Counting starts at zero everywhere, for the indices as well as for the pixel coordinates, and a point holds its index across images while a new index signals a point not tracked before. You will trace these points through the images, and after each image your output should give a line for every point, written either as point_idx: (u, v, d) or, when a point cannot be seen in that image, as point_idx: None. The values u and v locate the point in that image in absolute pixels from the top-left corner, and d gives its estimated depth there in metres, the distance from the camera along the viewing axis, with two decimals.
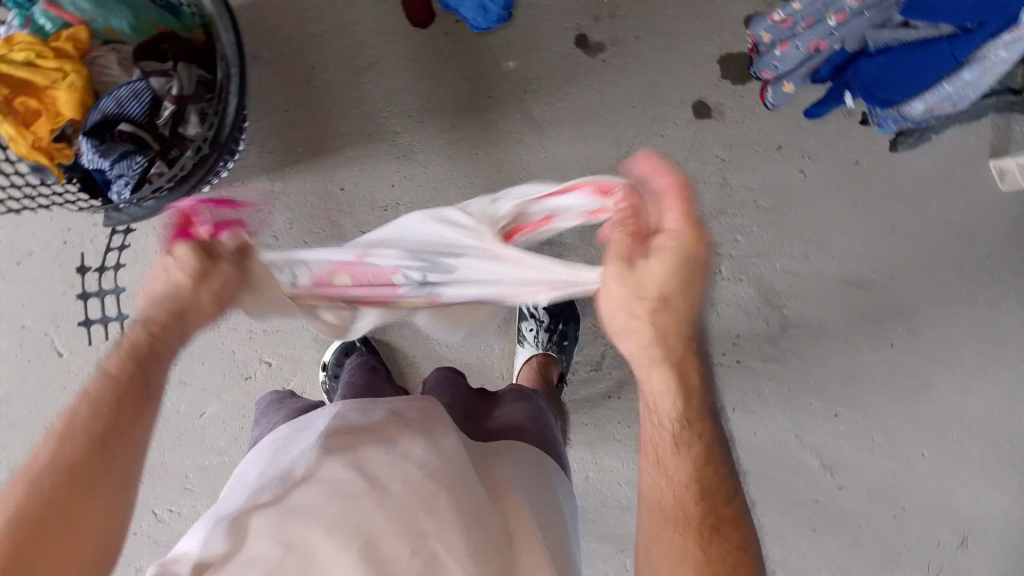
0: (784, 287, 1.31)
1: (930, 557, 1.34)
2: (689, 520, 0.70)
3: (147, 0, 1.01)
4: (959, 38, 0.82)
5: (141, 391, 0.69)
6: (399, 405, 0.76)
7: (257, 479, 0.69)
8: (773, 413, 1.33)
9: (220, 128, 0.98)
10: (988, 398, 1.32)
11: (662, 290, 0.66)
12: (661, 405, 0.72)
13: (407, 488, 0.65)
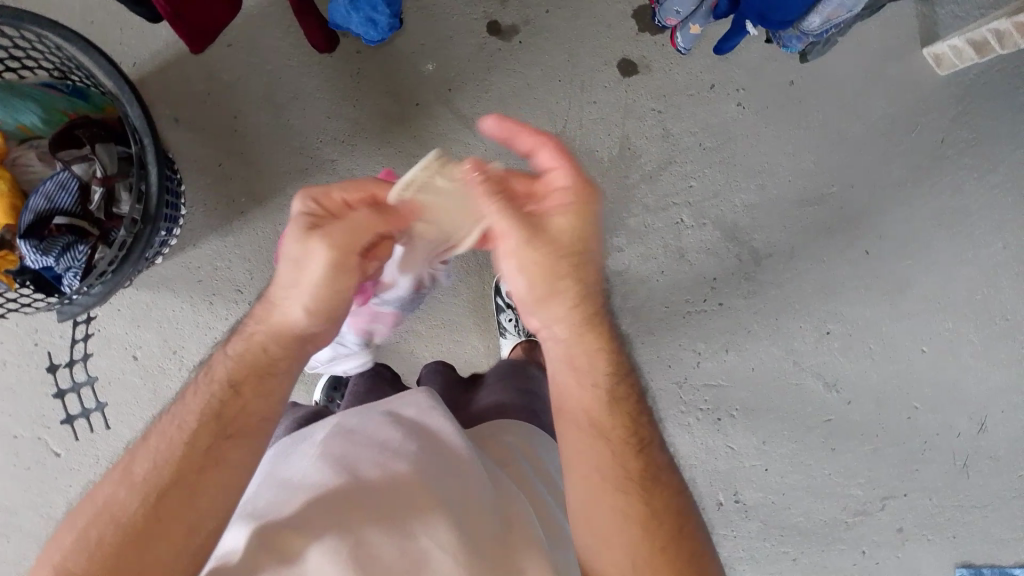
0: (748, 221, 1.31)
1: (952, 448, 1.36)
2: (634, 516, 0.68)
3: (51, 89, 1.00)
4: None
5: (215, 432, 0.67)
6: (398, 405, 0.79)
7: (262, 486, 0.71)
8: (766, 346, 1.33)
9: (148, 201, 0.96)
10: (970, 281, 1.35)
11: (575, 242, 0.69)
12: (591, 377, 0.73)
13: (399, 487, 0.67)
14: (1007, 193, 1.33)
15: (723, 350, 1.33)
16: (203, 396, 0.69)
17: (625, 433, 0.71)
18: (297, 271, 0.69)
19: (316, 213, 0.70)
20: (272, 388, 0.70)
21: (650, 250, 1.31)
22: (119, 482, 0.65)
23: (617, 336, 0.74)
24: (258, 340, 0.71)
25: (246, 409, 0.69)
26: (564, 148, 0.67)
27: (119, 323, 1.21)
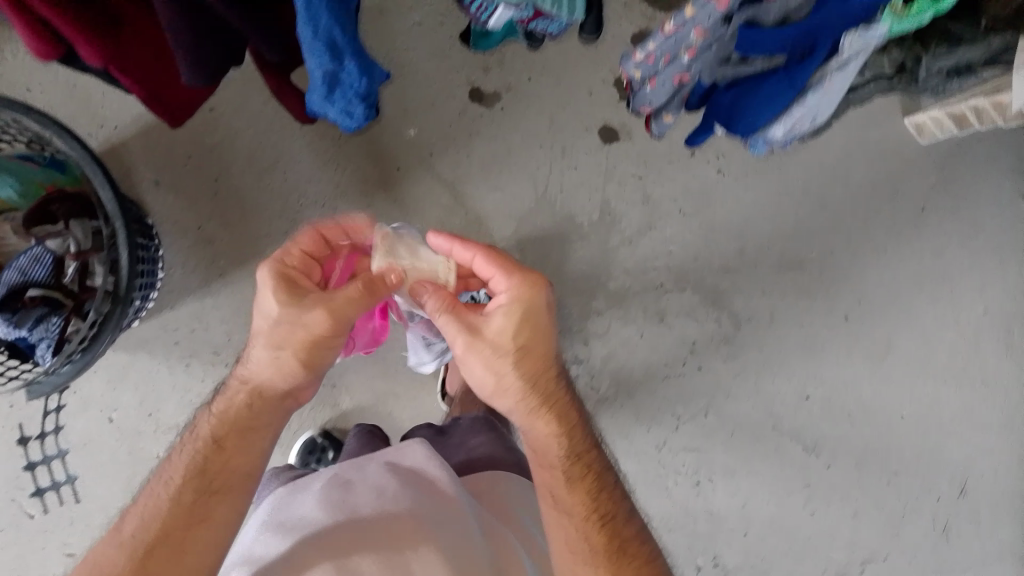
0: (728, 285, 1.32)
1: (934, 512, 1.34)
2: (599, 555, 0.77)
3: (30, 161, 1.00)
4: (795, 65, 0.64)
5: (199, 487, 0.75)
6: (392, 454, 0.86)
7: (265, 530, 0.79)
8: (746, 409, 1.32)
9: (119, 280, 0.94)
10: (950, 344, 1.35)
11: (517, 342, 0.79)
12: (547, 448, 0.81)
13: (393, 518, 0.75)
14: (985, 258, 1.35)
15: (702, 414, 1.32)
16: (196, 450, 0.77)
17: (590, 484, 0.81)
18: (296, 331, 0.78)
19: (301, 280, 0.82)
20: (235, 450, 0.78)
21: (629, 313, 1.31)
22: (159, 508, 0.75)
23: (556, 408, 0.82)
24: (240, 399, 0.80)
25: (225, 472, 0.77)
26: (493, 257, 0.82)
27: (96, 385, 1.21)
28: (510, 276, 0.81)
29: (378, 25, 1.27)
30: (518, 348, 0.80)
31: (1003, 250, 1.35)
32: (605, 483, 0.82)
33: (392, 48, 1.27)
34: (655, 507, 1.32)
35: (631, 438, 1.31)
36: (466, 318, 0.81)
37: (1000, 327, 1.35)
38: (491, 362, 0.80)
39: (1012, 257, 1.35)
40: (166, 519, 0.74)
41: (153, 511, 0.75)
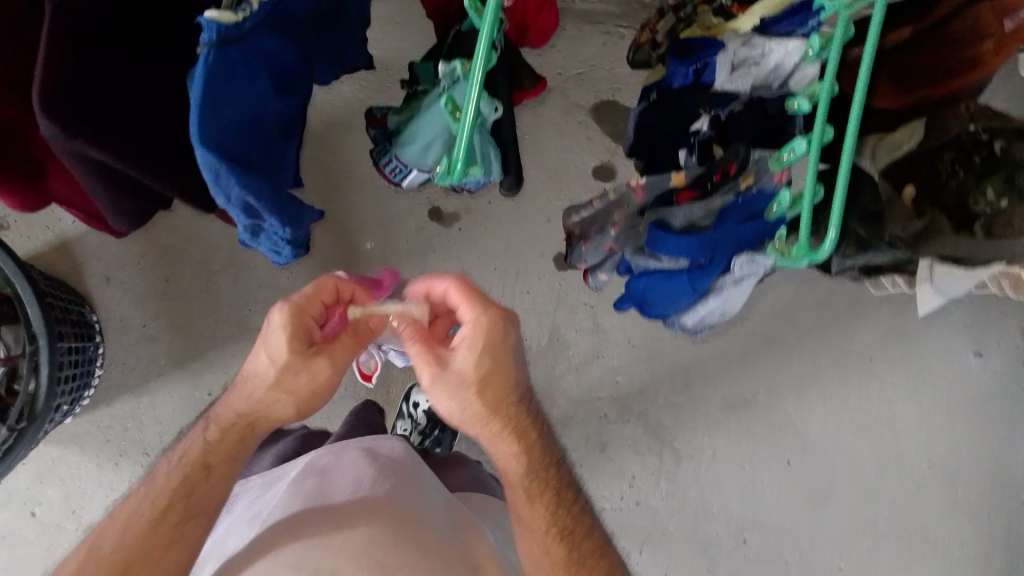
0: (671, 421, 1.32)
1: None
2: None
3: None
4: (696, 273, 0.74)
5: (182, 511, 0.69)
6: (370, 443, 0.84)
7: (253, 518, 0.75)
8: (681, 549, 1.30)
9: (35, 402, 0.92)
10: (892, 496, 1.33)
11: (477, 375, 0.73)
12: (509, 468, 0.76)
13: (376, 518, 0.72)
14: (929, 411, 1.35)
15: (638, 550, 1.29)
16: (181, 473, 0.71)
17: (547, 507, 0.75)
18: (292, 380, 0.72)
19: (306, 327, 0.72)
20: (220, 474, 0.72)
21: (570, 440, 1.29)
22: (133, 528, 0.68)
23: (523, 438, 0.76)
24: (238, 430, 0.74)
25: (203, 499, 0.71)
26: (463, 292, 0.75)
27: (20, 477, 1.19)
28: (476, 307, 0.74)
29: (344, 140, 1.31)
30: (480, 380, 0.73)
31: (947, 404, 1.36)
32: (566, 491, 0.78)
33: (355, 164, 1.31)
34: None
35: None
36: (426, 353, 0.74)
37: (944, 481, 1.34)
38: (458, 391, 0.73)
39: (957, 411, 1.36)
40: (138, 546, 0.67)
41: (130, 528, 0.68)
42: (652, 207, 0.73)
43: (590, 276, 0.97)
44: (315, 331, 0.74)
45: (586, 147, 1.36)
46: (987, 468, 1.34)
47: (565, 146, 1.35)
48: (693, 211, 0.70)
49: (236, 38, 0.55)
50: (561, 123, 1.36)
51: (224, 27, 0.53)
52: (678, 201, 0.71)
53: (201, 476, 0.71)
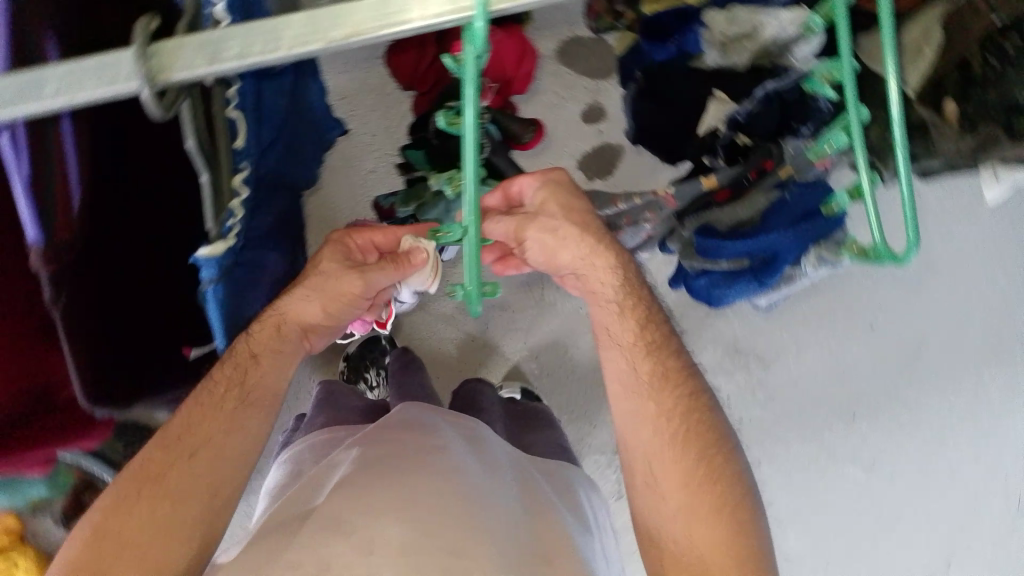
0: (744, 332, 1.30)
1: (1004, 490, 1.28)
2: (686, 479, 0.71)
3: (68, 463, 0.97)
4: (763, 273, 0.76)
5: (238, 398, 0.74)
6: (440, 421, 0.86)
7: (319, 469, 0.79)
8: (796, 447, 1.29)
9: None
10: (983, 320, 1.28)
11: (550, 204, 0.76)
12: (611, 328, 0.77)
13: (446, 474, 0.72)
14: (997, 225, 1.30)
15: (755, 465, 1.29)
16: (233, 362, 0.74)
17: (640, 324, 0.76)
18: (328, 284, 0.78)
19: (347, 249, 0.81)
20: (268, 364, 0.77)
21: None
22: (199, 422, 0.72)
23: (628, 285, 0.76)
24: (272, 321, 0.78)
25: (253, 390, 0.75)
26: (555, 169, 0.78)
27: None
28: (555, 170, 0.78)
29: (333, 183, 1.26)
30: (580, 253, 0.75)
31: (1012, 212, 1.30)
32: (671, 360, 0.76)
33: (353, 203, 1.26)
34: None
35: None
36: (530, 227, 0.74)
37: None
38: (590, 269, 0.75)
39: None
40: (200, 429, 0.72)
41: (196, 409, 0.72)
42: (693, 216, 0.77)
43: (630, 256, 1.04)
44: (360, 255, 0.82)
45: (568, 96, 1.29)
46: None
47: (546, 103, 1.29)
48: (736, 207, 0.75)
49: (230, 261, 0.60)
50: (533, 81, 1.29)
51: (219, 259, 0.58)
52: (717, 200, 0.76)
53: (241, 399, 0.74)
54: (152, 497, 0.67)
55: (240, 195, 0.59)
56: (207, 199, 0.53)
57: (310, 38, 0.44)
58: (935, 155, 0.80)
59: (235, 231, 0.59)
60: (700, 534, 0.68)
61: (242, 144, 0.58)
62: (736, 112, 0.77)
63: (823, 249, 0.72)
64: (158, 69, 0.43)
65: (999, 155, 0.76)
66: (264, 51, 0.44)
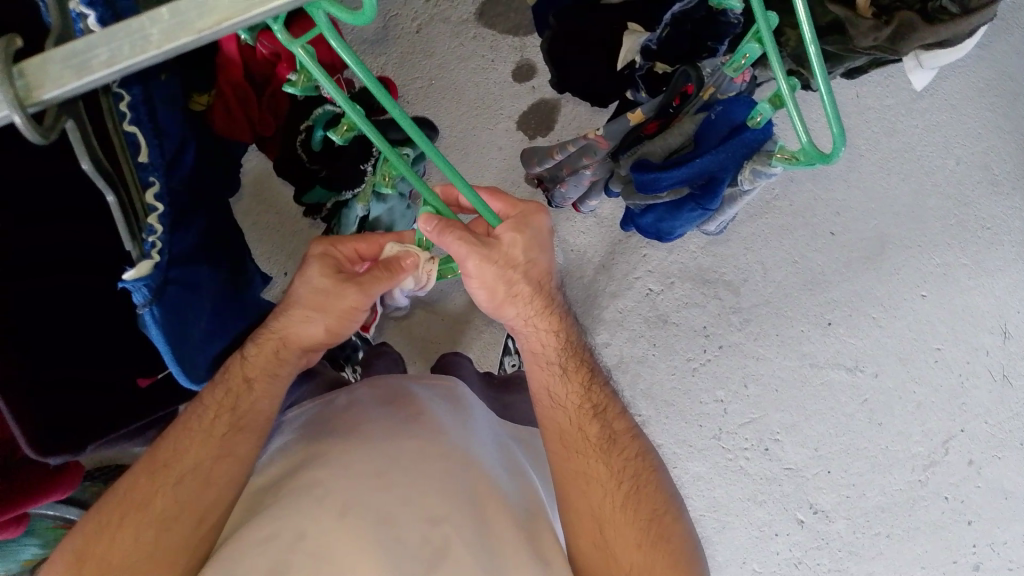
0: (711, 260, 1.30)
1: (987, 367, 1.30)
2: (616, 472, 0.75)
3: (50, 516, 0.95)
4: (700, 198, 0.73)
5: (230, 422, 0.74)
6: (423, 389, 0.86)
7: (292, 438, 0.80)
8: (779, 362, 1.30)
9: None
10: (939, 209, 1.30)
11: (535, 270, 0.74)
12: (548, 350, 0.79)
13: (436, 456, 0.74)
14: (935, 114, 1.31)
15: (743, 387, 1.30)
16: (224, 386, 0.75)
17: (553, 320, 0.78)
18: (322, 302, 0.76)
19: (336, 262, 0.77)
20: (262, 389, 0.76)
21: (634, 330, 1.30)
22: (185, 449, 0.72)
23: (563, 330, 0.80)
24: (271, 344, 0.78)
25: (248, 410, 0.75)
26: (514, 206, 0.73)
27: None
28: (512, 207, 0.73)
29: (273, 187, 1.24)
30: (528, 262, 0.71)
31: (949, 98, 1.31)
32: (597, 374, 0.81)
33: (299, 203, 1.24)
34: (738, 491, 1.30)
35: (687, 442, 1.30)
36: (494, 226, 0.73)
37: (978, 168, 1.30)
38: (506, 274, 0.71)
39: (961, 98, 1.31)
40: (186, 457, 0.72)
41: (184, 435, 0.73)
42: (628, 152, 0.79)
43: (580, 204, 1.06)
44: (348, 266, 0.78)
45: (495, 57, 1.27)
46: (1010, 134, 1.31)
47: (475, 68, 1.28)
48: (665, 137, 0.75)
49: (161, 280, 0.58)
50: (458, 49, 1.27)
51: (148, 279, 0.56)
52: (648, 131, 0.78)
53: (234, 417, 0.74)
54: (136, 524, 0.68)
55: (158, 210, 0.57)
56: (121, 221, 0.50)
57: (180, 30, 0.38)
58: (858, 48, 0.78)
59: (159, 247, 0.56)
60: (623, 517, 0.72)
61: (147, 157, 0.56)
62: (646, 40, 0.78)
63: (756, 162, 0.67)
64: (26, 90, 0.37)
65: (924, 33, 0.75)
66: (132, 53, 0.38)
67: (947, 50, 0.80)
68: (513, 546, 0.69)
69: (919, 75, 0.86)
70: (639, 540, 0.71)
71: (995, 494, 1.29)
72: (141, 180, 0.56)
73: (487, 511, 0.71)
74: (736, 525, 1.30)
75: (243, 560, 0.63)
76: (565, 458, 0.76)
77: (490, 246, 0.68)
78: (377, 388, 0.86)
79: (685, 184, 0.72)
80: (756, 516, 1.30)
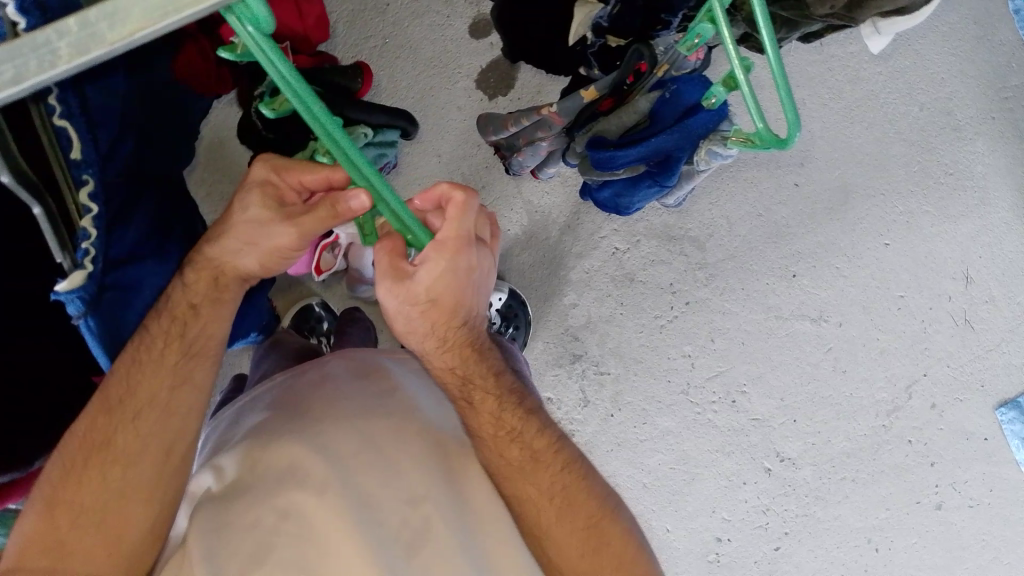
0: (676, 217, 1.29)
1: (950, 312, 1.31)
2: (546, 490, 0.72)
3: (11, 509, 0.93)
4: (657, 175, 0.76)
5: (182, 351, 0.71)
6: (398, 362, 0.84)
7: (268, 408, 0.78)
8: (746, 315, 1.31)
9: None
10: (903, 156, 1.30)
11: (432, 295, 0.65)
12: (449, 375, 0.73)
13: (414, 437, 0.72)
14: (899, 59, 1.30)
15: (710, 341, 1.31)
16: (169, 314, 0.71)
17: (453, 356, 0.72)
18: (254, 234, 0.68)
19: (278, 193, 0.68)
20: (211, 315, 0.72)
21: (601, 290, 1.29)
22: (141, 380, 0.69)
23: (473, 347, 0.73)
24: (211, 274, 0.72)
25: (200, 336, 0.72)
26: (456, 232, 0.62)
27: None
28: (461, 227, 0.62)
29: (224, 155, 1.20)
30: (429, 298, 0.65)
31: (913, 43, 1.30)
32: (510, 396, 0.75)
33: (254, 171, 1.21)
34: (707, 443, 1.32)
35: (656, 398, 1.31)
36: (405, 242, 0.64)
37: (941, 114, 1.30)
38: (407, 308, 0.65)
39: (926, 43, 1.30)
40: (143, 388, 0.69)
41: (135, 369, 0.69)
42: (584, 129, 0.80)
43: (538, 172, 1.05)
44: (294, 199, 0.68)
45: (450, 13, 1.24)
46: (973, 78, 1.30)
47: (430, 25, 1.24)
48: (620, 114, 0.77)
49: (95, 291, 0.65)
50: (412, 5, 1.23)
51: (80, 290, 0.63)
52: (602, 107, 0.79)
53: (185, 342, 0.71)
54: (103, 465, 0.67)
55: (93, 210, 0.64)
56: (46, 230, 0.59)
57: (91, 43, 0.37)
58: (814, 15, 0.78)
59: (93, 254, 0.63)
60: (559, 531, 0.71)
61: (78, 154, 0.64)
62: (598, 15, 0.78)
63: (711, 143, 0.70)
64: None
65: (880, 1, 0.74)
66: (41, 69, 0.37)
67: (905, 18, 0.79)
68: (495, 531, 0.70)
69: (878, 40, 0.85)
70: (580, 549, 0.70)
71: (957, 436, 1.32)
72: (76, 178, 0.64)
73: (462, 480, 0.72)
74: (704, 475, 1.32)
75: (230, 547, 0.63)
76: (495, 482, 0.73)
77: (401, 280, 0.63)
78: (352, 362, 0.83)
79: (643, 161, 0.75)
80: (723, 466, 1.32)
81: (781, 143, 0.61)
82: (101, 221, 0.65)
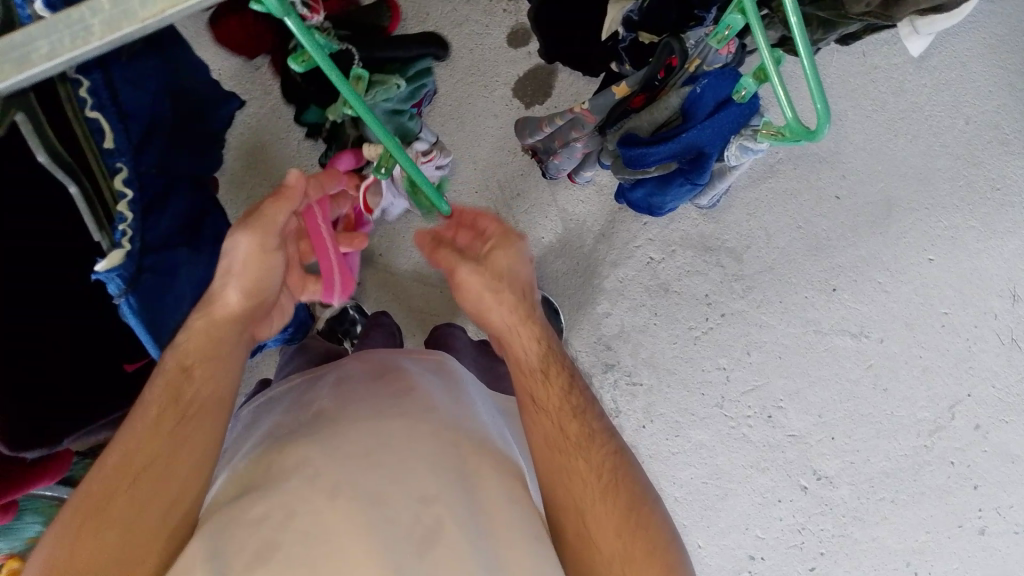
0: (712, 228, 1.28)
1: (996, 331, 1.28)
2: (594, 466, 0.73)
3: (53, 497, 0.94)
4: (689, 172, 0.76)
5: (179, 412, 0.68)
6: (409, 358, 0.86)
7: (280, 416, 0.78)
8: (782, 328, 1.28)
9: None
10: (948, 170, 1.27)
11: (505, 274, 0.81)
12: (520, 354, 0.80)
13: (430, 441, 0.72)
14: (945, 72, 1.28)
15: (745, 354, 1.29)
16: (162, 381, 0.69)
17: (536, 330, 0.81)
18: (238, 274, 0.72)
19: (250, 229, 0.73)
20: (206, 374, 0.71)
21: (635, 300, 1.28)
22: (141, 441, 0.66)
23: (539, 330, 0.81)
24: (198, 337, 0.71)
25: (195, 398, 0.69)
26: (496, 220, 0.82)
27: None
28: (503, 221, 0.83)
29: (264, 157, 1.23)
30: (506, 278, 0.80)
31: (959, 55, 1.27)
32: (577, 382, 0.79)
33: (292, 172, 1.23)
34: (741, 458, 1.29)
35: (689, 410, 1.29)
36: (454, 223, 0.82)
37: (988, 127, 1.27)
38: (490, 287, 0.80)
39: (972, 54, 1.27)
40: (148, 448, 0.65)
41: (136, 431, 0.66)
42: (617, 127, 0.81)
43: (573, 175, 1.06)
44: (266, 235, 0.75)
45: (489, 21, 1.25)
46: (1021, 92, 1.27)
47: (469, 33, 1.25)
48: (652, 111, 0.77)
49: (132, 270, 0.68)
50: (451, 13, 1.25)
51: (119, 268, 0.66)
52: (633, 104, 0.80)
53: (184, 404, 0.68)
54: (105, 525, 0.60)
55: (126, 195, 0.68)
56: (85, 210, 0.62)
57: (122, 19, 0.40)
58: (851, 13, 0.77)
59: (130, 235, 0.67)
60: (602, 509, 0.70)
61: (111, 143, 0.67)
62: (629, 11, 0.80)
63: (743, 138, 0.71)
64: None
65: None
66: (75, 44, 0.40)
67: (943, 16, 0.78)
68: (509, 532, 0.67)
69: (916, 41, 0.83)
70: (619, 530, 0.69)
71: (1003, 459, 1.28)
72: (109, 166, 0.67)
73: (478, 481, 0.71)
74: (738, 492, 1.29)
75: (233, 540, 0.62)
76: (546, 458, 0.74)
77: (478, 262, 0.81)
78: (366, 361, 0.85)
79: (676, 159, 0.75)
80: (758, 483, 1.29)
81: (813, 135, 0.61)
82: (135, 206, 0.68)
